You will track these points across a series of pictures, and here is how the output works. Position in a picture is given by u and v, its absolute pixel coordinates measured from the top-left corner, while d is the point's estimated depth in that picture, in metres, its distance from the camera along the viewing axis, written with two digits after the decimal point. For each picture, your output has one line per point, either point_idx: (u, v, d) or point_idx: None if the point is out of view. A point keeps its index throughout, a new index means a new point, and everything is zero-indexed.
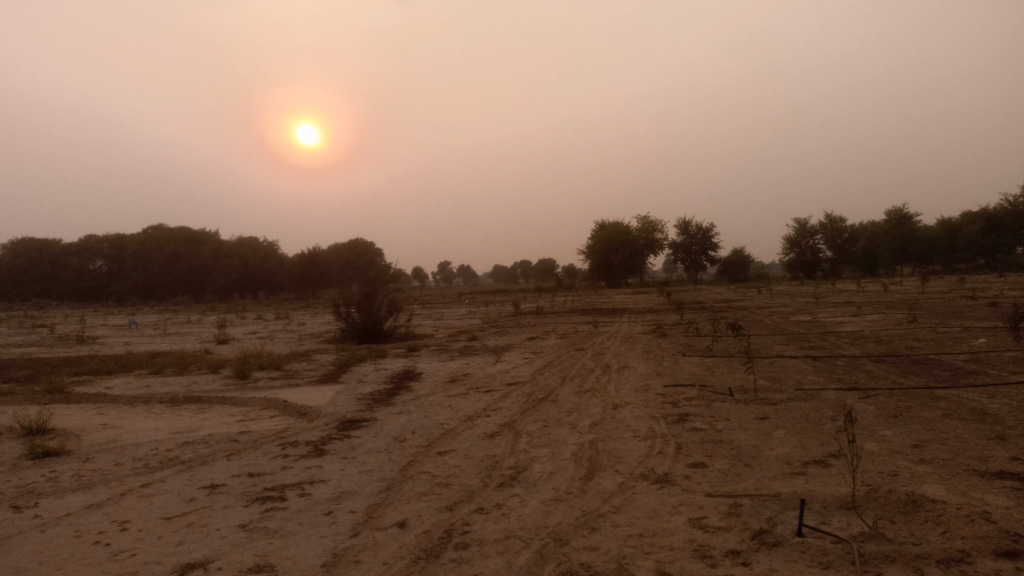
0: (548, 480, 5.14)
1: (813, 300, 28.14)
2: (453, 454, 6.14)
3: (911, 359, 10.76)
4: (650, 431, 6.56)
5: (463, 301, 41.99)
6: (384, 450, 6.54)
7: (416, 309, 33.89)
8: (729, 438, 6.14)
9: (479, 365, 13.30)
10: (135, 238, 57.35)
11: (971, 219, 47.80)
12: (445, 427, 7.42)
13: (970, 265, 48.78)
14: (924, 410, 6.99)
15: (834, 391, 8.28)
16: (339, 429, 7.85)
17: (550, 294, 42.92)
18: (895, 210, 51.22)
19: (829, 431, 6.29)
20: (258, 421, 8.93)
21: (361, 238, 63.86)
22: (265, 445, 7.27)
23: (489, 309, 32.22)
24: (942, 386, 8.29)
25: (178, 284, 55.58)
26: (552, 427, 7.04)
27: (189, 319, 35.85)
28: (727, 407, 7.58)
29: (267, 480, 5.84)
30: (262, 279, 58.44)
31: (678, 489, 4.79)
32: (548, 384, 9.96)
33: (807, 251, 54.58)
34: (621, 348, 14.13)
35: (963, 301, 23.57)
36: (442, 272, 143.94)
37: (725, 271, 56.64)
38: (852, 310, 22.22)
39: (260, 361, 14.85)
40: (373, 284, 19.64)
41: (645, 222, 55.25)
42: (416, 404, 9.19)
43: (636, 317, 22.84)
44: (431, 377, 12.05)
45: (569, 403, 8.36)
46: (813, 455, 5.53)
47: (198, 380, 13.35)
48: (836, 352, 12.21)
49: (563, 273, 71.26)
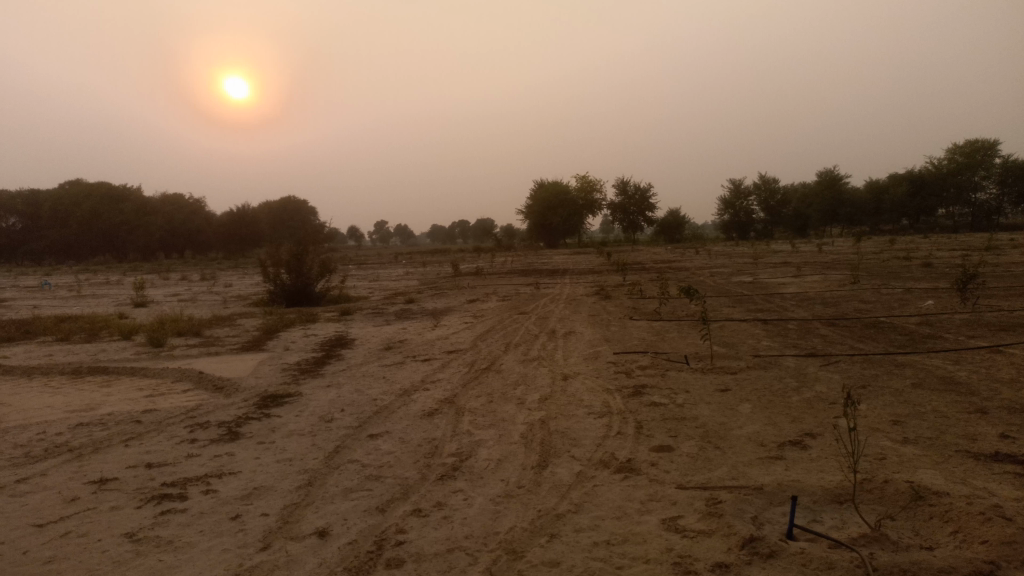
0: (495, 471, 4.47)
1: (751, 260, 28.27)
2: (386, 438, 5.41)
3: (864, 323, 10.45)
4: (605, 407, 5.95)
5: (401, 261, 40.93)
6: (307, 434, 5.77)
7: (351, 270, 32.72)
8: (693, 415, 5.56)
9: (416, 330, 12.51)
10: (50, 194, 53.95)
11: (897, 181, 48.81)
12: (379, 404, 6.65)
13: (895, 226, 49.81)
14: (891, 380, 6.58)
15: (794, 358, 7.83)
16: (258, 407, 7.03)
17: (489, 253, 42.16)
18: (825, 171, 52.11)
19: (799, 405, 5.79)
20: (169, 397, 8.00)
21: (294, 196, 61.76)
22: (171, 428, 6.39)
23: (426, 270, 31.26)
24: (903, 352, 7.95)
25: (99, 242, 52.83)
26: (498, 402, 6.36)
27: (108, 280, 33.89)
28: (684, 377, 7.04)
29: (169, 473, 5.02)
30: (189, 238, 55.97)
31: (645, 480, 4.18)
32: (491, 352, 9.25)
33: (742, 212, 55.09)
34: (565, 311, 13.55)
35: (896, 261, 23.92)
36: (378, 232, 141.62)
37: (661, 231, 56.66)
38: (791, 270, 22.24)
39: (178, 326, 13.76)
40: (304, 243, 18.52)
41: (584, 182, 54.75)
42: (347, 376, 8.37)
43: (578, 278, 22.30)
44: (364, 344, 11.21)
45: (515, 373, 7.72)
46: (788, 435, 5.00)
47: (108, 349, 12.21)
48: (785, 314, 11.90)
49: (501, 233, 70.53)
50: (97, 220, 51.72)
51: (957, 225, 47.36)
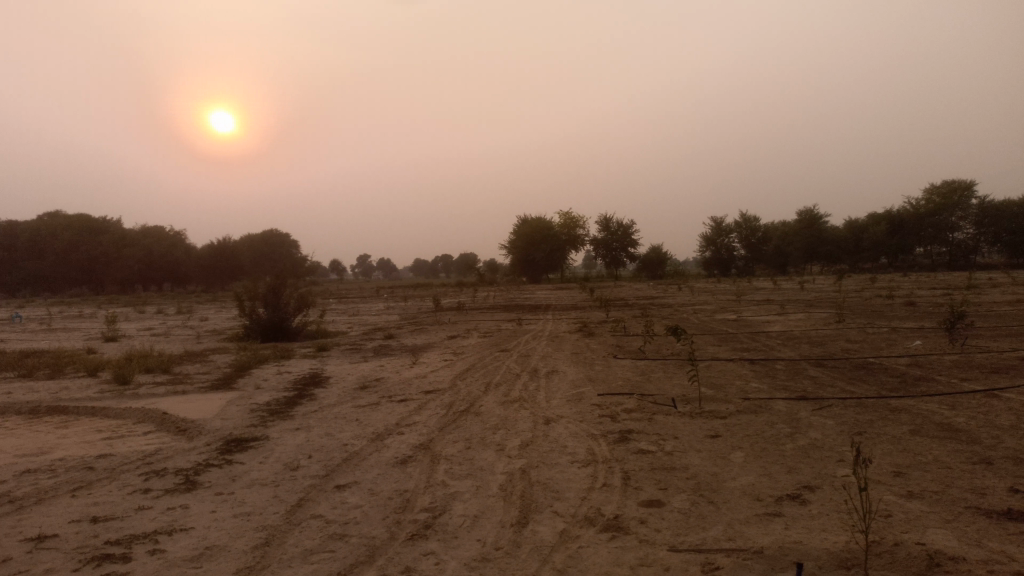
0: (471, 529, 4.11)
1: (734, 297, 28.15)
2: (355, 489, 5.03)
3: (853, 364, 10.20)
4: (589, 455, 5.60)
5: (382, 296, 40.45)
6: (270, 485, 5.37)
7: (330, 304, 32.20)
8: (683, 465, 5.23)
9: (394, 368, 12.10)
10: (27, 224, 53.08)
11: (876, 221, 49.13)
12: (349, 449, 6.26)
13: (873, 264, 50.03)
14: (887, 426, 6.28)
15: (785, 401, 7.54)
16: (221, 452, 6.61)
17: (471, 289, 41.84)
18: (806, 211, 52.51)
19: (794, 454, 5.48)
20: (128, 440, 7.56)
21: (277, 229, 61.41)
22: (125, 475, 5.95)
23: (408, 304, 30.80)
24: (897, 395, 7.67)
25: (77, 275, 51.99)
26: (476, 449, 6.00)
27: (82, 312, 33.15)
28: (672, 421, 6.71)
29: (116, 529, 4.60)
30: (168, 270, 55.25)
31: (635, 540, 3.83)
32: (471, 392, 8.88)
33: (723, 249, 55.23)
34: (548, 348, 13.24)
35: (879, 299, 23.87)
36: (361, 265, 141.08)
37: (643, 267, 56.63)
38: (775, 307, 22.13)
39: (147, 363, 13.26)
40: (281, 276, 18.11)
41: (566, 217, 54.72)
42: (318, 418, 7.95)
43: (560, 314, 21.99)
44: (339, 382, 10.78)
45: (495, 416, 7.36)
46: (785, 488, 4.67)
47: (71, 386, 11.69)
48: (772, 353, 11.65)
49: (484, 268, 70.29)
50: (75, 251, 50.98)
51: (935, 263, 47.77)
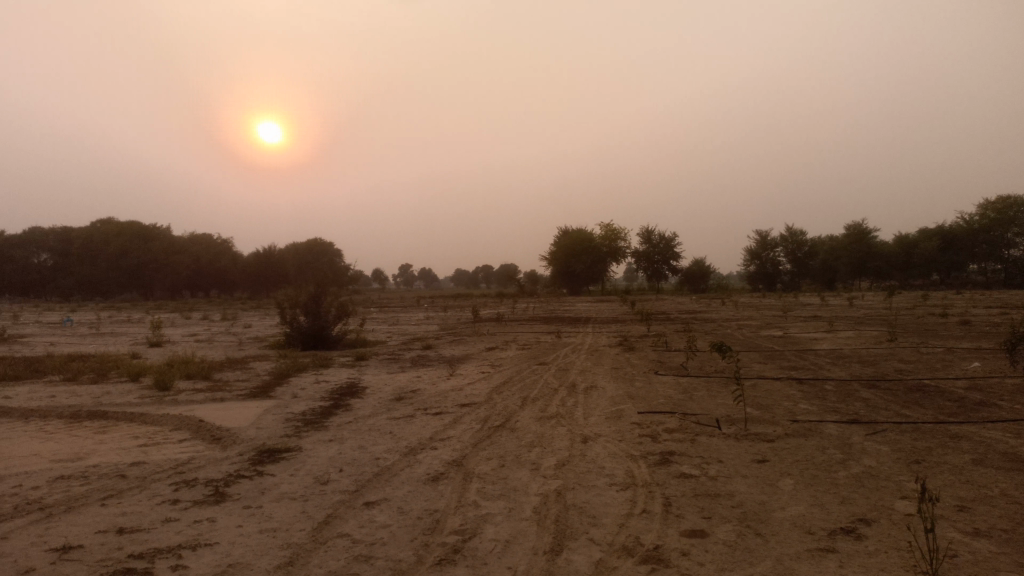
0: (502, 555, 3.91)
1: (780, 313, 27.56)
2: (385, 507, 4.87)
3: (906, 385, 9.76)
4: (629, 478, 5.35)
5: (421, 306, 40.50)
6: (298, 500, 5.24)
7: (371, 313, 32.34)
8: (728, 492, 4.96)
9: (430, 379, 11.95)
10: (81, 230, 54.58)
11: (927, 237, 47.86)
12: (381, 464, 6.11)
13: (925, 281, 48.65)
14: (947, 455, 5.91)
15: (835, 424, 7.19)
16: (252, 463, 6.52)
17: (511, 300, 41.74)
18: (854, 226, 51.32)
19: (848, 483, 5.16)
20: (163, 448, 7.53)
21: (321, 238, 62.31)
22: (155, 485, 5.88)
23: (448, 314, 30.77)
24: (956, 421, 7.26)
25: (127, 280, 53.23)
26: (510, 467, 5.80)
27: (129, 317, 33.83)
28: (716, 443, 6.42)
29: (141, 542, 4.50)
30: (215, 277, 56.32)
31: (676, 574, 3.59)
32: (507, 407, 8.67)
33: (768, 263, 54.23)
34: (587, 362, 13.00)
35: (933, 318, 23.10)
36: (403, 275, 142.33)
37: (685, 281, 55.82)
38: (822, 324, 21.54)
39: (188, 369, 13.36)
40: (322, 285, 18.17)
41: (608, 229, 54.30)
42: (351, 430, 7.82)
43: (601, 327, 21.71)
44: (374, 393, 10.68)
45: (531, 432, 7.16)
46: (839, 521, 4.38)
47: (113, 391, 11.82)
48: (820, 373, 11.25)
49: (525, 279, 70.10)
50: (126, 258, 52.25)
51: (989, 280, 46.31)
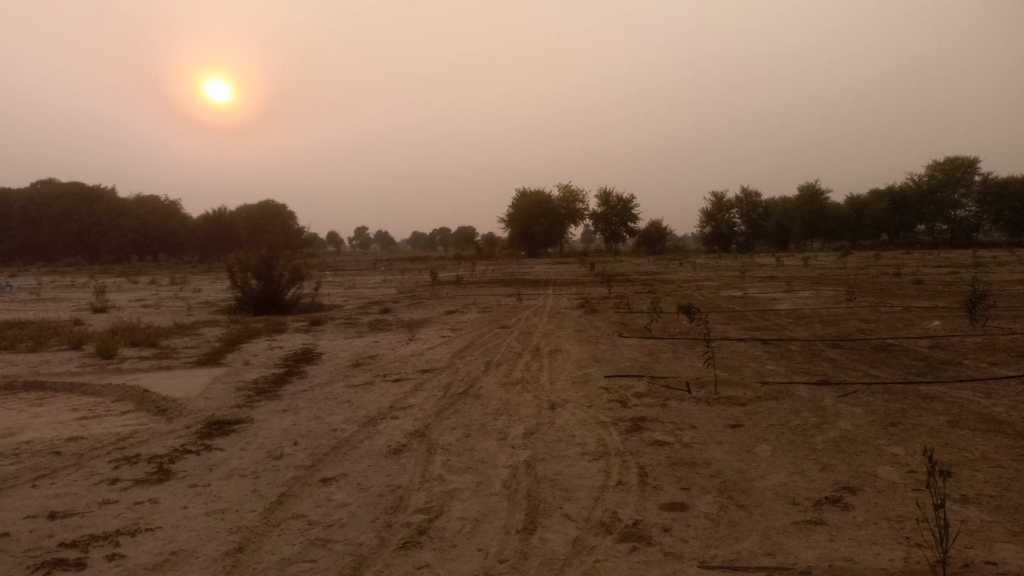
0: (472, 536, 3.63)
1: (738, 273, 27.71)
2: (344, 484, 4.54)
3: (871, 345, 9.71)
4: (601, 447, 5.11)
5: (378, 268, 39.84)
6: (250, 477, 4.89)
7: (326, 277, 31.65)
8: (705, 460, 4.74)
9: (389, 344, 11.58)
10: (21, 192, 52.36)
11: (877, 197, 48.60)
12: (339, 436, 5.77)
13: (874, 241, 49.62)
14: (922, 416, 5.80)
15: (806, 386, 7.05)
16: (200, 437, 6.11)
17: (469, 263, 41.35)
18: (806, 187, 51.91)
19: (827, 449, 4.99)
20: (104, 421, 7.07)
21: (273, 200, 60.97)
22: (93, 463, 5.45)
23: (405, 277, 30.26)
24: (926, 381, 7.17)
25: (71, 244, 51.34)
26: (476, 437, 5.51)
27: (73, 282, 32.60)
28: (688, 408, 6.22)
29: (74, 527, 4.11)
30: (164, 240, 54.69)
31: (658, 553, 3.36)
32: (470, 372, 8.37)
33: (724, 224, 54.57)
34: (550, 325, 12.75)
35: (887, 278, 23.37)
36: (359, 237, 140.43)
37: (643, 242, 55.93)
38: (780, 284, 21.67)
39: (133, 336, 12.76)
40: (274, 247, 17.54)
41: (566, 191, 53.93)
42: (307, 399, 7.46)
43: (561, 289, 21.50)
44: (331, 359, 10.27)
45: (496, 399, 6.86)
46: (822, 490, 4.19)
47: (53, 360, 11.20)
48: (784, 333, 11.17)
49: (482, 241, 69.62)
50: (70, 220, 50.33)
51: (937, 241, 47.36)
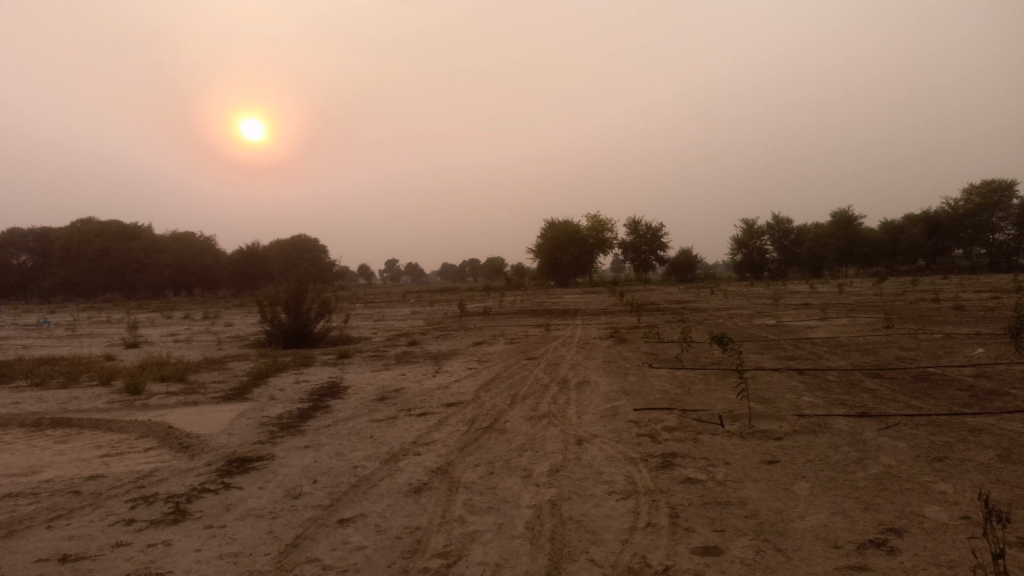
0: None
1: (771, 301, 27.25)
2: (361, 525, 4.38)
3: (912, 374, 9.35)
4: (630, 485, 4.88)
5: (407, 300, 39.94)
6: (266, 517, 4.75)
7: (356, 309, 31.72)
8: (740, 499, 4.50)
9: (415, 377, 11.44)
10: (60, 230, 53.57)
11: (912, 222, 47.70)
12: (359, 473, 5.63)
13: (910, 266, 48.63)
14: (970, 451, 5.49)
15: (845, 419, 6.75)
16: (220, 475, 6.00)
17: (498, 293, 41.26)
18: (839, 213, 51.19)
19: (869, 486, 4.71)
20: (126, 458, 6.99)
21: (305, 234, 61.76)
22: (111, 502, 5.36)
23: (434, 309, 30.25)
24: (972, 413, 6.83)
25: (109, 280, 52.30)
26: (499, 474, 5.32)
27: (109, 318, 33.10)
28: (720, 443, 5.97)
29: (85, 571, 3.99)
30: (198, 275, 55.51)
31: None
32: (496, 406, 8.18)
33: (755, 251, 53.93)
34: (578, 356, 12.53)
35: (925, 303, 22.79)
36: (390, 270, 141.56)
37: (673, 271, 55.42)
38: (815, 312, 21.21)
39: (162, 371, 12.79)
40: (302, 281, 17.59)
41: (594, 220, 53.82)
42: (329, 435, 7.33)
43: (590, 319, 21.27)
44: (356, 393, 10.16)
45: (522, 434, 6.67)
46: (866, 532, 3.93)
47: (81, 396, 11.24)
48: (820, 363, 10.84)
49: (512, 271, 69.60)
50: (108, 257, 51.36)
51: (975, 265, 46.30)
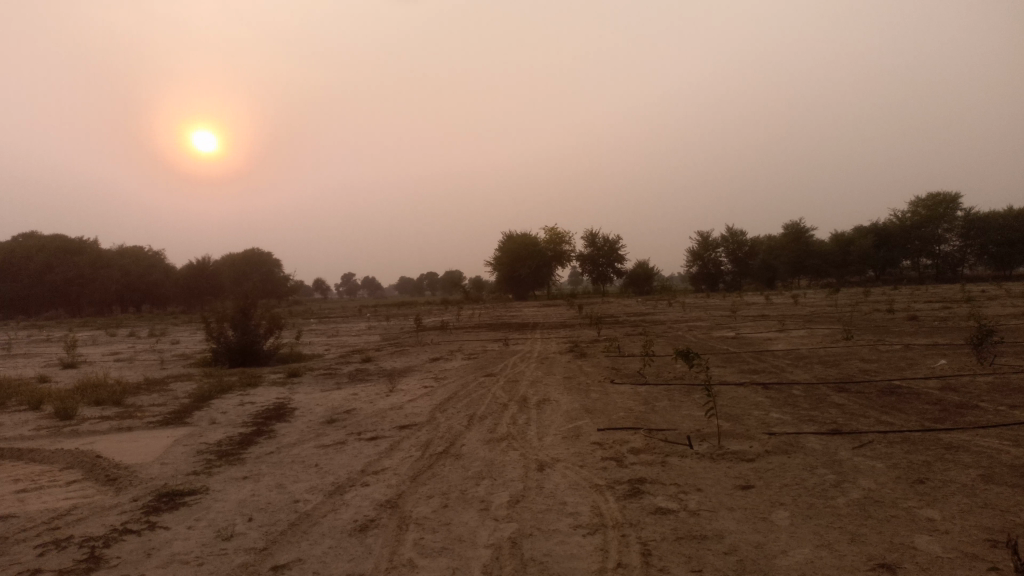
0: None
1: (729, 312, 27.23)
2: (297, 575, 3.88)
3: (878, 388, 9.14)
4: (596, 517, 4.48)
5: (362, 315, 39.09)
6: (192, 564, 4.22)
7: (310, 325, 30.89)
8: (716, 533, 4.12)
9: (367, 397, 10.90)
10: (1, 246, 51.40)
11: (862, 234, 48.21)
12: (301, 509, 5.13)
13: (861, 278, 49.17)
14: (951, 471, 5.22)
15: (817, 437, 6.45)
16: (145, 513, 5.42)
17: (456, 307, 40.64)
18: (791, 225, 51.80)
19: (853, 514, 4.38)
20: (45, 494, 6.36)
21: (257, 248, 60.52)
22: (17, 549, 4.77)
23: (390, 323, 29.55)
24: (946, 428, 6.60)
25: (52, 297, 50.25)
26: (454, 508, 4.88)
27: (49, 336, 31.63)
28: (690, 466, 5.61)
29: None
30: (147, 291, 53.76)
31: None
32: (452, 428, 7.72)
33: (710, 264, 54.21)
34: (538, 372, 12.12)
35: (880, 314, 22.94)
36: (346, 284, 139.80)
37: (631, 283, 55.48)
38: (773, 323, 21.16)
39: (97, 393, 12.01)
40: (250, 297, 16.88)
41: (552, 233, 53.67)
42: (271, 463, 6.79)
43: (550, 333, 20.90)
44: (304, 415, 9.60)
45: (479, 460, 6.22)
46: (856, 569, 3.59)
47: (6, 422, 10.45)
48: (785, 376, 10.61)
49: (469, 285, 68.86)
50: (51, 272, 49.40)
51: (923, 276, 47.37)
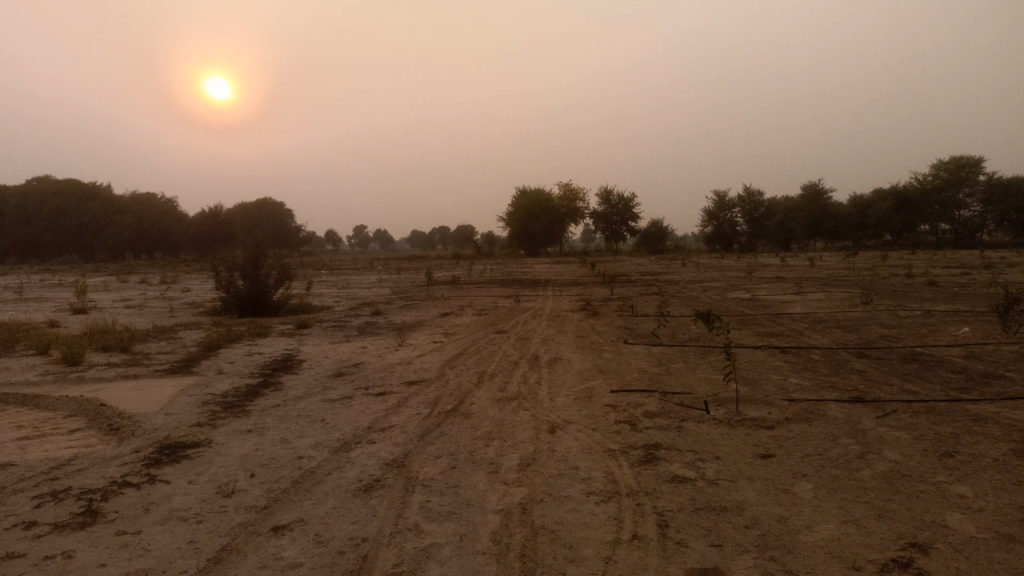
0: None
1: (744, 273, 26.90)
2: (297, 537, 3.72)
3: (899, 354, 8.89)
4: (611, 484, 4.30)
5: (374, 268, 38.99)
6: (190, 522, 4.07)
7: (321, 276, 30.73)
8: (737, 505, 3.92)
9: (376, 351, 10.74)
10: (14, 189, 51.34)
11: (882, 197, 47.46)
12: (304, 466, 4.97)
13: (878, 241, 48.58)
14: (980, 444, 5.00)
15: (838, 405, 6.22)
16: (146, 466, 5.28)
17: (467, 261, 40.44)
18: (809, 186, 50.96)
19: (881, 488, 4.18)
20: (46, 442, 6.23)
21: (270, 198, 60.33)
22: (13, 500, 4.63)
23: (400, 277, 29.37)
24: (973, 399, 6.36)
25: (65, 242, 50.32)
26: (463, 470, 4.70)
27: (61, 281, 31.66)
28: (707, 432, 5.41)
29: None
30: (159, 238, 53.77)
31: None
32: (461, 385, 7.55)
33: (726, 224, 54.03)
34: (550, 330, 11.92)
35: (898, 278, 22.58)
36: (358, 236, 139.73)
37: (644, 242, 55.01)
38: (788, 286, 20.85)
39: (104, 339, 11.91)
40: (260, 246, 16.69)
41: (566, 190, 53.11)
42: (277, 417, 6.64)
43: (561, 290, 20.69)
44: (312, 368, 9.46)
45: (488, 419, 6.04)
46: (886, 548, 3.39)
47: (14, 367, 10.37)
48: (802, 340, 10.37)
49: (481, 240, 68.60)
50: (64, 217, 49.42)
51: (941, 241, 46.70)
